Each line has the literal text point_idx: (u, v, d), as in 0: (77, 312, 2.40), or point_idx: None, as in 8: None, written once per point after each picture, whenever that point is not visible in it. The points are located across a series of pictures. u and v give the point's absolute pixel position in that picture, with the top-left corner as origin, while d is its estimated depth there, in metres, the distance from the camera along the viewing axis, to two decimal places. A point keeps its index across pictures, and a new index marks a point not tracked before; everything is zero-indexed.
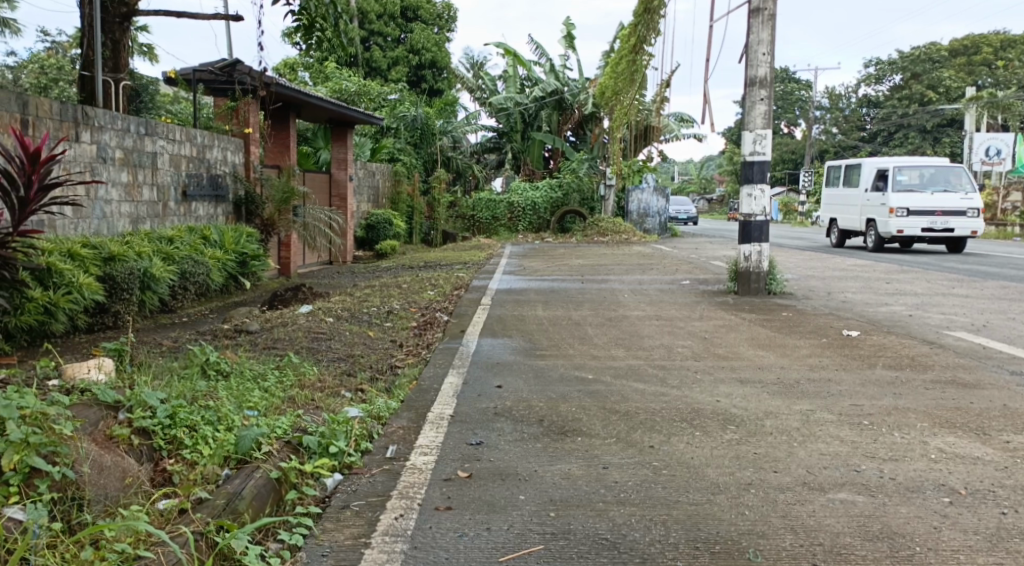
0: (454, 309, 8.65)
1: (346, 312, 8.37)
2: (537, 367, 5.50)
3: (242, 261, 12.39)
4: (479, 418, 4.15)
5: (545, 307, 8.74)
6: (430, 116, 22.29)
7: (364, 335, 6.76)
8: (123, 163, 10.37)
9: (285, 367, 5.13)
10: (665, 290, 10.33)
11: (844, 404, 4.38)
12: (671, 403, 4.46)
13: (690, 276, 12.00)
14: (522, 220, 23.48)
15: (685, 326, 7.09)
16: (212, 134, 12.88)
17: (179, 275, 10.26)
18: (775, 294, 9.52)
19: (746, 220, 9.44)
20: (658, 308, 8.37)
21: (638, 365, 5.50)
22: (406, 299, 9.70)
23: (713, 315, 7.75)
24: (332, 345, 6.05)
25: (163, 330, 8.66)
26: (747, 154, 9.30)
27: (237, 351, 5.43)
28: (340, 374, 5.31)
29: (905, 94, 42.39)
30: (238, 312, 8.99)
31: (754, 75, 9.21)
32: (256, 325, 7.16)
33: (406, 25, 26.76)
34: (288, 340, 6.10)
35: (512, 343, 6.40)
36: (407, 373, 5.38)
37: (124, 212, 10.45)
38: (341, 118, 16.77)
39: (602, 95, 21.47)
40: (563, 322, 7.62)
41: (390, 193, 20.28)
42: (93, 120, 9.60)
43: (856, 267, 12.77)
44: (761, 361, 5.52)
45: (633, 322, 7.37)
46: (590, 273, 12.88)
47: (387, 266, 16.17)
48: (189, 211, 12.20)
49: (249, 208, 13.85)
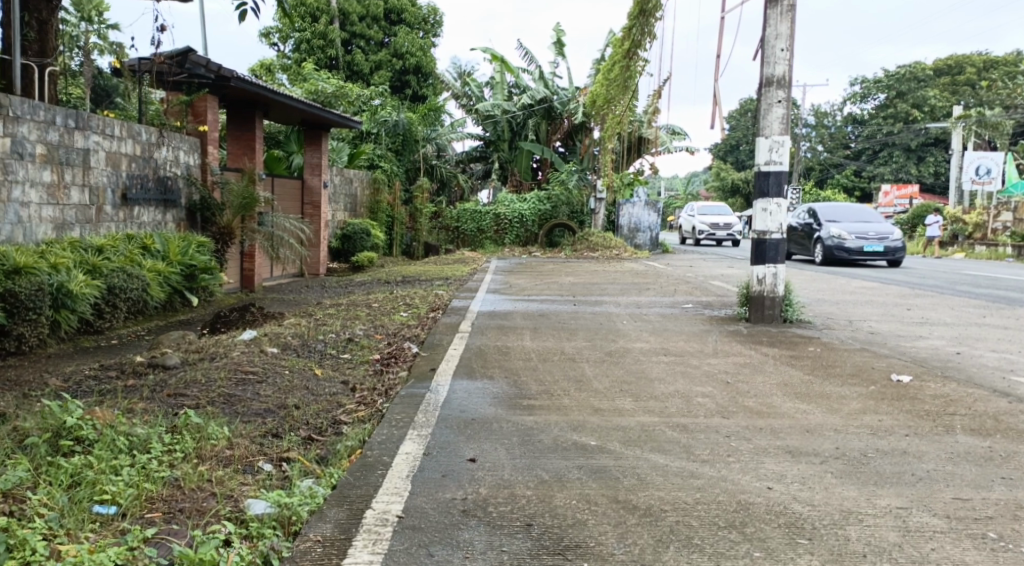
0: (426, 337, 7.35)
1: (297, 340, 7.07)
2: (522, 426, 4.23)
3: (189, 274, 11.09)
4: (441, 521, 2.90)
5: (532, 334, 7.48)
6: (412, 121, 20.91)
7: (307, 375, 5.49)
8: (45, 160, 9.32)
9: (179, 429, 3.86)
10: (669, 315, 9.09)
11: (948, 496, 3.14)
12: (708, 491, 3.20)
13: (693, 299, 10.77)
14: (508, 233, 22.24)
15: (702, 366, 5.82)
16: (160, 131, 11.59)
17: (105, 290, 9.09)
18: (791, 322, 8.31)
19: (760, 238, 8.21)
20: (663, 340, 7.15)
21: (652, 425, 4.23)
22: (372, 322, 8.41)
23: (730, 350, 6.51)
24: (259, 393, 4.79)
25: (76, 360, 7.45)
26: (761, 163, 8.09)
27: (125, 406, 4.21)
28: (260, 436, 4.07)
29: (890, 113, 41.28)
30: (171, 337, 7.75)
31: (771, 74, 8.04)
32: (178, 360, 5.90)
33: (389, 29, 25.47)
34: (203, 386, 4.84)
35: (491, 389, 5.11)
36: (352, 435, 4.11)
37: (47, 215, 9.39)
38: (313, 121, 15.45)
39: (591, 105, 20.49)
40: (552, 356, 6.35)
41: (367, 202, 18.99)
42: (7, 109, 8.64)
43: (872, 290, 11.57)
44: (810, 419, 4.29)
45: (637, 359, 6.11)
46: (582, 292, 11.71)
47: (361, 279, 14.85)
48: (130, 216, 10.95)
49: (205, 215, 12.53)
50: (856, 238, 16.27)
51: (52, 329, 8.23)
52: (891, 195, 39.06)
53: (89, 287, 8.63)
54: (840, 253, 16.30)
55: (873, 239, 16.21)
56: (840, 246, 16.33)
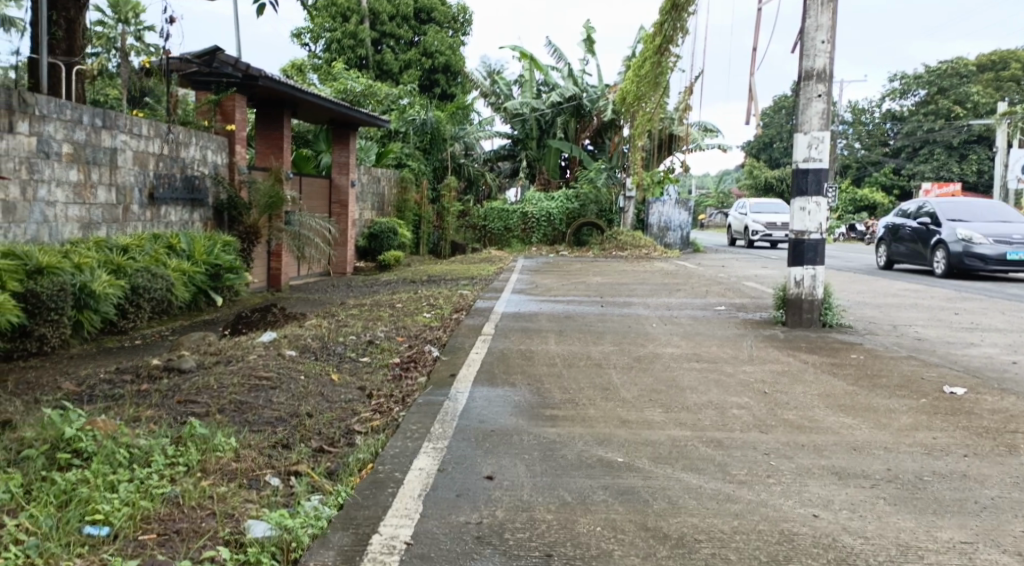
0: (447, 340, 7.13)
1: (316, 343, 6.89)
2: (544, 439, 3.98)
3: (215, 274, 10.99)
4: (452, 550, 2.67)
5: (556, 338, 7.24)
6: (440, 120, 20.73)
7: (323, 380, 5.29)
8: (72, 159, 9.25)
9: (184, 440, 3.67)
10: (701, 318, 8.78)
11: (1018, 529, 2.84)
12: (746, 518, 2.93)
13: (726, 301, 10.44)
14: (535, 232, 22.01)
15: (736, 374, 5.54)
16: (188, 130, 11.50)
17: (129, 290, 8.99)
18: (830, 327, 7.96)
19: (798, 238, 7.88)
20: (695, 345, 6.86)
21: (684, 439, 3.96)
22: (394, 323, 8.22)
23: (767, 356, 6.20)
24: (272, 400, 4.59)
25: (96, 361, 7.33)
26: (800, 160, 7.76)
27: (131, 414, 4.03)
28: (268, 447, 3.86)
29: (932, 109, 40.36)
30: (191, 339, 7.63)
31: (810, 67, 7.70)
32: (194, 363, 5.74)
33: (418, 28, 25.34)
34: (215, 393, 4.65)
35: (513, 397, 4.87)
36: (365, 448, 3.89)
37: (74, 214, 9.32)
38: (341, 120, 15.32)
39: (621, 102, 20.19)
40: (577, 362, 6.10)
41: (394, 201, 18.86)
42: (33, 109, 8.57)
43: (914, 292, 11.14)
44: (856, 435, 3.98)
45: (667, 366, 5.83)
46: (609, 293, 11.44)
47: (387, 279, 14.69)
48: (157, 216, 10.87)
49: (232, 215, 12.45)
50: (994, 242, 13.06)
51: (75, 329, 8.14)
52: (932, 194, 38.13)
53: (114, 287, 8.53)
54: (974, 259, 13.11)
55: (1015, 244, 13.02)
56: (971, 252, 13.14)
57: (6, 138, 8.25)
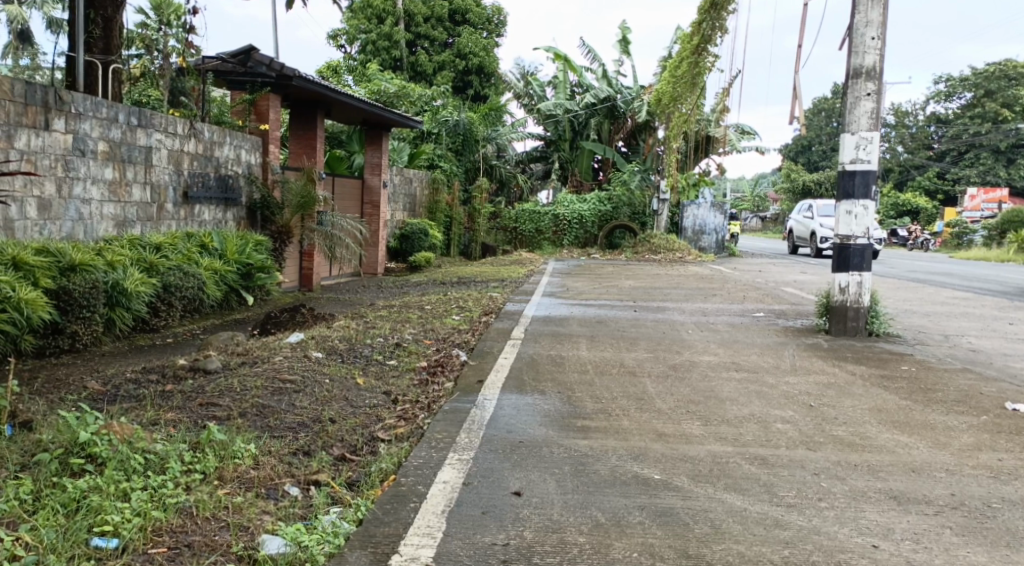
0: (476, 344, 6.96)
1: (343, 345, 6.74)
2: (578, 452, 3.79)
3: (246, 273, 10.93)
4: None
5: (589, 343, 7.02)
6: (474, 121, 20.57)
7: (349, 384, 5.13)
8: (107, 157, 9.22)
9: (203, 445, 3.51)
10: (739, 325, 8.51)
11: None
12: (796, 548, 2.73)
13: (763, 307, 10.15)
14: (568, 234, 21.80)
15: (778, 386, 5.29)
16: (222, 129, 11.46)
17: (161, 288, 8.94)
18: (876, 336, 7.66)
19: (843, 243, 7.59)
20: (734, 353, 6.61)
21: (726, 456, 3.75)
22: (422, 325, 8.06)
23: (810, 367, 5.94)
24: (295, 404, 4.43)
25: (125, 359, 7.26)
26: (847, 162, 7.48)
27: (150, 418, 3.90)
28: (289, 454, 3.71)
29: (977, 113, 39.41)
30: (219, 339, 7.54)
31: (859, 65, 7.41)
32: (218, 364, 5.62)
33: (453, 29, 25.23)
34: (237, 395, 4.51)
35: (543, 405, 4.68)
36: (389, 456, 3.73)
37: (108, 212, 9.29)
38: (375, 120, 15.24)
39: (658, 104, 19.91)
40: (610, 369, 5.88)
41: (427, 202, 18.76)
42: (69, 106, 8.54)
43: (962, 300, 10.75)
44: (912, 455, 3.74)
45: (705, 376, 5.60)
46: (642, 297, 11.20)
47: (418, 280, 14.59)
48: (191, 214, 10.84)
49: (265, 214, 12.39)
50: None
51: (106, 327, 8.09)
52: (977, 200, 37.21)
53: (145, 285, 8.47)
54: None
55: None
56: None
57: (42, 136, 8.22)
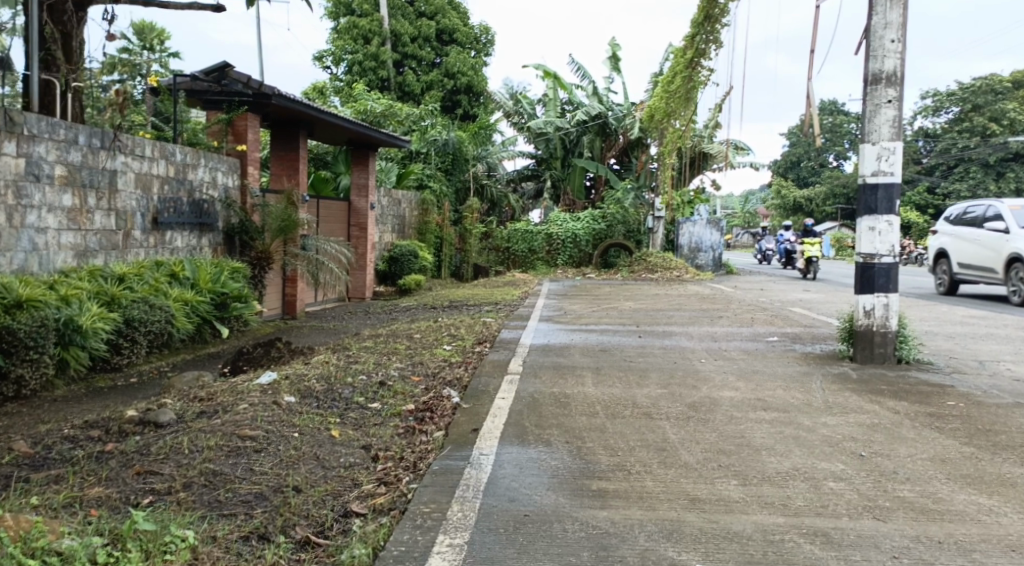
0: (470, 380, 6.26)
1: (321, 385, 6.00)
2: (596, 530, 3.09)
3: (221, 302, 10.18)
4: None
5: (594, 378, 6.30)
6: (463, 140, 19.91)
7: (322, 437, 4.40)
8: (66, 182, 8.52)
9: (126, 540, 2.83)
10: (754, 352, 7.82)
11: None
12: None
13: (776, 330, 9.48)
14: (561, 253, 21.18)
15: (817, 429, 4.59)
16: (195, 150, 10.76)
17: (123, 323, 8.22)
18: (905, 362, 6.97)
19: (866, 263, 6.91)
20: (757, 387, 5.94)
21: (778, 530, 3.06)
22: (411, 358, 7.32)
23: (846, 404, 5.27)
24: (252, 469, 3.72)
25: (78, 406, 6.57)
26: (867, 174, 6.85)
27: (72, 503, 3.21)
28: (239, 543, 3.01)
29: (965, 127, 39.15)
30: (184, 380, 6.84)
31: (878, 69, 6.80)
32: (172, 416, 4.90)
33: (441, 49, 24.69)
34: (184, 461, 3.80)
35: (550, 461, 3.97)
36: (362, 542, 3.04)
37: (67, 241, 8.57)
38: (361, 140, 14.55)
39: (649, 120, 19.39)
40: (622, 411, 5.16)
41: (416, 223, 18.13)
42: (21, 128, 7.85)
43: (982, 320, 10.11)
44: (1006, 527, 3.07)
45: (730, 417, 4.92)
46: (645, 320, 10.52)
47: (407, 304, 13.88)
48: (161, 242, 10.12)
49: (243, 239, 11.66)
50: None
51: (60, 369, 7.36)
52: None
53: (105, 321, 7.76)
54: None
55: None
56: None
57: None
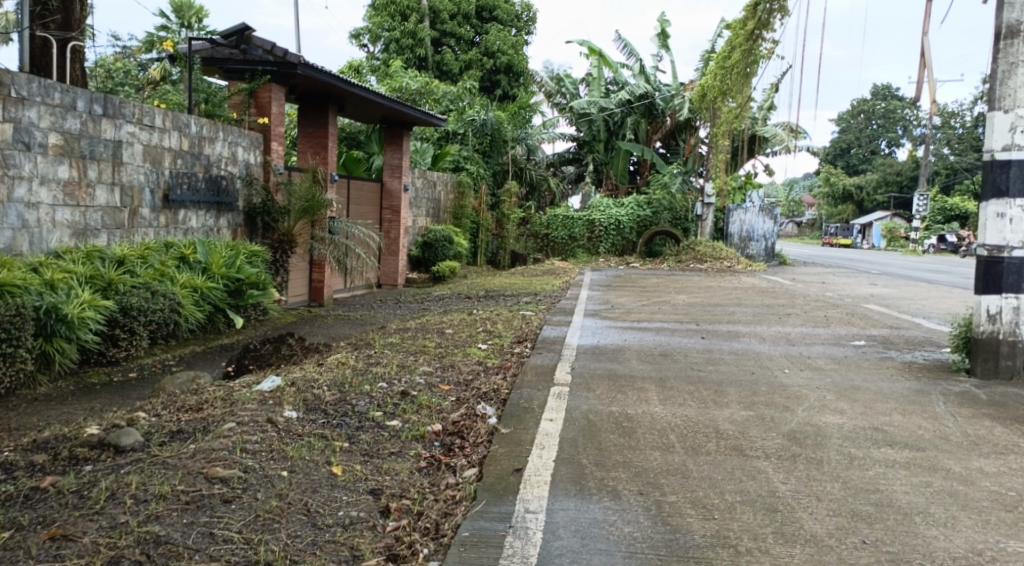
0: (510, 393, 5.17)
1: (330, 395, 4.92)
2: None
3: (235, 289, 9.15)
4: None
5: (661, 393, 5.18)
6: (502, 120, 18.78)
7: (319, 477, 3.34)
8: (62, 152, 7.42)
9: None
10: (844, 360, 6.60)
11: None
12: None
13: (861, 333, 8.23)
14: (603, 241, 19.98)
15: (978, 481, 3.46)
16: (215, 122, 9.64)
17: (122, 313, 7.18)
18: None
19: (992, 257, 5.69)
20: (869, 410, 4.79)
21: None
22: (441, 359, 6.27)
23: (996, 440, 4.13)
24: (213, 535, 2.73)
25: (58, 408, 5.58)
26: (997, 148, 5.61)
27: None
28: None
29: None
30: (178, 382, 5.82)
31: (1017, 19, 5.50)
32: (138, 439, 3.85)
33: (480, 27, 23.53)
34: (120, 520, 2.81)
35: (625, 529, 2.90)
36: None
37: (63, 219, 7.50)
38: (394, 117, 13.39)
39: (700, 99, 18.08)
40: (706, 442, 4.04)
41: (451, 206, 17.05)
42: (7, 89, 6.77)
43: None
44: None
45: (851, 457, 3.80)
46: (704, 318, 9.35)
47: (439, 293, 12.81)
48: (174, 222, 9.01)
49: (265, 221, 10.57)
50: None
51: (41, 365, 6.35)
52: None
53: (96, 311, 6.74)
54: None
55: None
56: None
57: None
